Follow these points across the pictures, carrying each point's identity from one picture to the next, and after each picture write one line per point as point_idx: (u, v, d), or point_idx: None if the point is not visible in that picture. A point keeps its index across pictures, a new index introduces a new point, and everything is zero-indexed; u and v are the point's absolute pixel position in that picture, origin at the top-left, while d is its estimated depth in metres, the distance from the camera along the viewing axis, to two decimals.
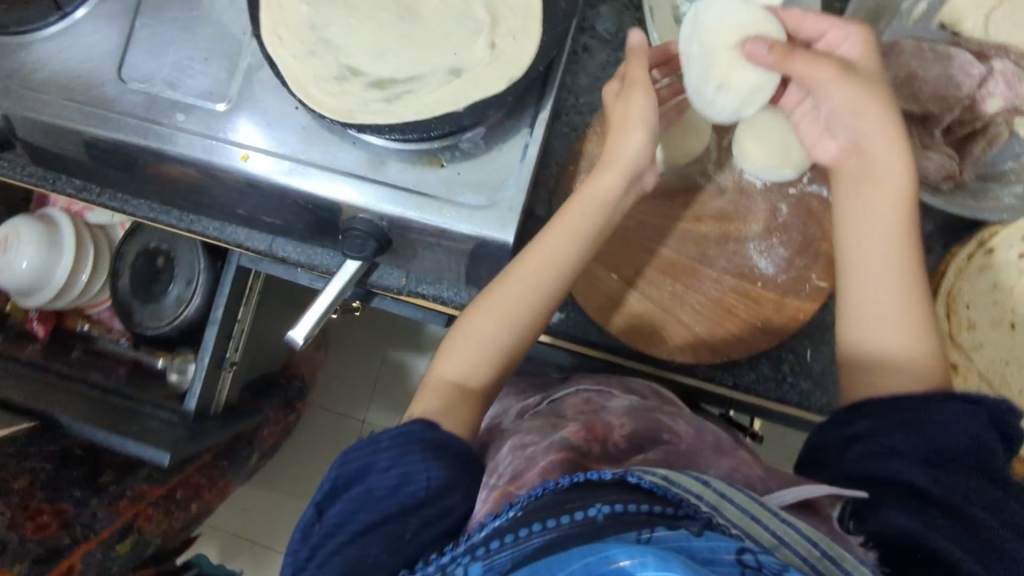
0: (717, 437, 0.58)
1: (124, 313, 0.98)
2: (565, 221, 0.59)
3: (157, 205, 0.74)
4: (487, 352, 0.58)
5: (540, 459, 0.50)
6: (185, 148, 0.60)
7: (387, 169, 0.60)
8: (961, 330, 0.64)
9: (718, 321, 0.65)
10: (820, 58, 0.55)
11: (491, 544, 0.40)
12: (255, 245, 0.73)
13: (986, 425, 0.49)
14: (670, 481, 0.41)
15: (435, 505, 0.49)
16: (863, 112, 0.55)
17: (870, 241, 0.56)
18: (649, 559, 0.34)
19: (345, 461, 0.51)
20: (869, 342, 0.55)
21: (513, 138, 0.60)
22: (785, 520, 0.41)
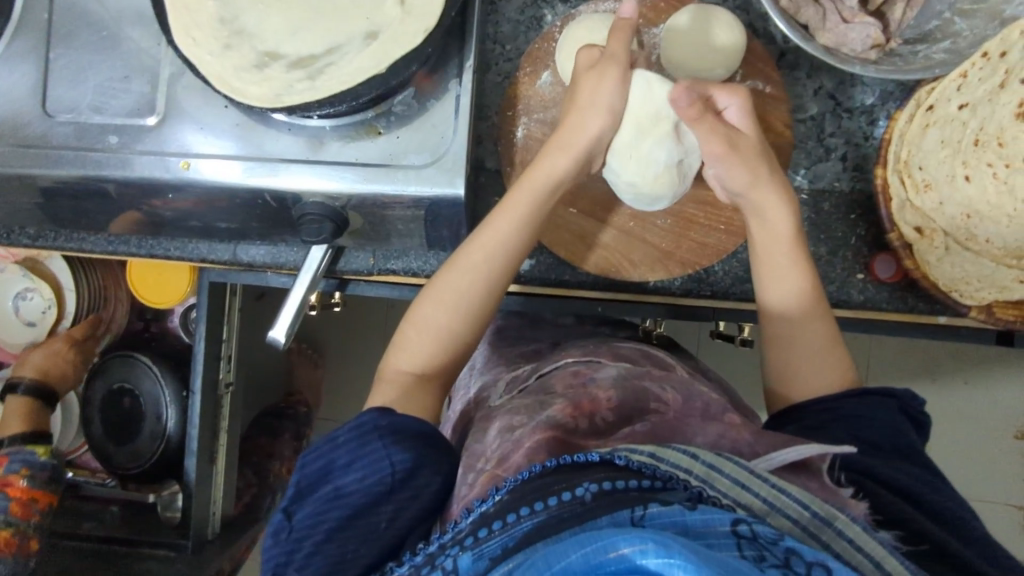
0: (706, 403, 0.55)
1: (102, 456, 0.98)
2: (511, 201, 0.60)
3: (113, 237, 0.75)
4: (441, 346, 0.60)
5: (525, 441, 0.49)
6: (124, 168, 0.60)
7: (328, 147, 0.61)
8: (919, 194, 0.63)
9: (680, 233, 0.66)
10: (717, 130, 0.60)
11: (479, 532, 0.40)
12: (219, 255, 0.75)
13: (897, 412, 0.54)
14: (657, 458, 0.41)
15: (406, 487, 0.49)
16: (758, 175, 0.59)
17: (775, 271, 0.60)
18: (649, 545, 0.31)
19: (305, 464, 0.51)
20: (789, 361, 0.59)
21: (443, 94, 0.60)
22: (774, 484, 0.40)
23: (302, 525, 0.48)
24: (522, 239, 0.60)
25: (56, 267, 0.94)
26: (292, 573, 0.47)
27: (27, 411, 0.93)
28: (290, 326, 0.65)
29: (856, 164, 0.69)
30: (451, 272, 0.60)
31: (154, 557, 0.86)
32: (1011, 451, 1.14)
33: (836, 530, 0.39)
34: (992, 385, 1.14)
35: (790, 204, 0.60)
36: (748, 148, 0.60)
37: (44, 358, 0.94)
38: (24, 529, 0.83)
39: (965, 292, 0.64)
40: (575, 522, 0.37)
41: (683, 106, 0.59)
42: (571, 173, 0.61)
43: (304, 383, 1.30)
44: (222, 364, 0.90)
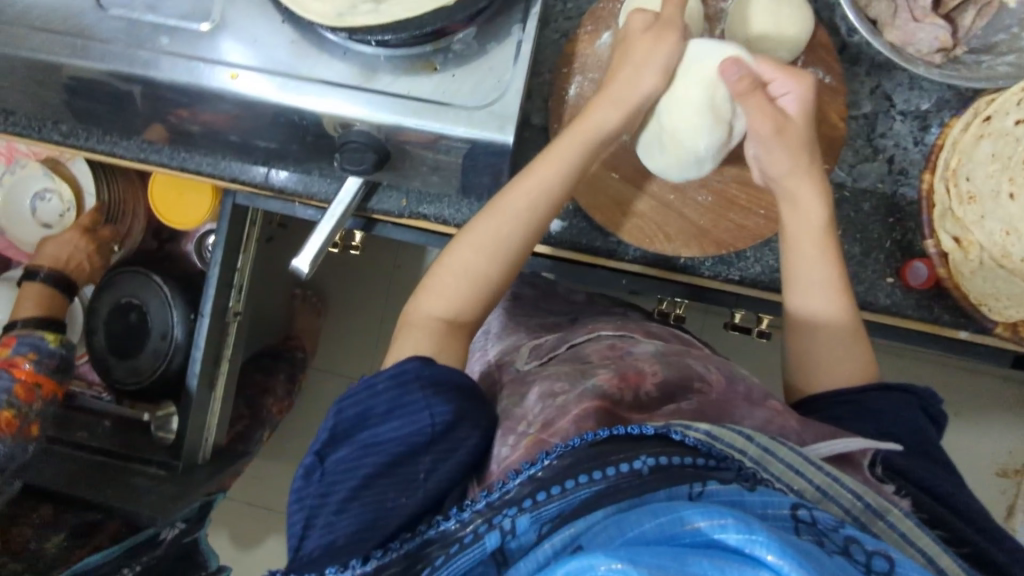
0: (750, 387, 0.53)
1: (102, 369, 0.98)
2: (549, 159, 0.59)
3: (146, 144, 0.75)
4: (474, 296, 0.59)
5: (573, 408, 0.47)
6: (171, 71, 0.59)
7: (379, 77, 0.59)
8: (962, 205, 0.62)
9: (721, 212, 0.66)
10: (768, 109, 0.58)
11: (538, 495, 0.39)
12: (251, 177, 0.74)
13: (917, 410, 0.55)
14: (713, 438, 0.41)
15: (445, 441, 0.48)
16: (797, 164, 0.58)
17: (805, 261, 0.59)
18: (729, 521, 0.31)
19: (340, 409, 0.49)
20: (812, 350, 0.59)
21: (505, 38, 0.59)
22: (829, 473, 0.40)
23: (337, 467, 0.47)
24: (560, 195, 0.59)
25: (79, 169, 0.94)
26: (329, 516, 0.45)
27: (47, 297, 0.93)
28: (314, 257, 0.64)
29: (899, 168, 0.68)
30: (485, 222, 0.59)
31: (145, 474, 0.86)
32: (991, 487, 1.15)
33: (888, 522, 0.39)
34: (979, 420, 1.15)
35: (824, 195, 0.59)
36: (793, 131, 0.58)
37: (60, 248, 0.93)
38: (25, 412, 0.84)
39: (993, 308, 0.64)
40: (634, 492, 0.37)
41: (733, 80, 0.57)
42: (617, 138, 0.60)
43: (303, 328, 1.27)
44: (232, 293, 0.89)
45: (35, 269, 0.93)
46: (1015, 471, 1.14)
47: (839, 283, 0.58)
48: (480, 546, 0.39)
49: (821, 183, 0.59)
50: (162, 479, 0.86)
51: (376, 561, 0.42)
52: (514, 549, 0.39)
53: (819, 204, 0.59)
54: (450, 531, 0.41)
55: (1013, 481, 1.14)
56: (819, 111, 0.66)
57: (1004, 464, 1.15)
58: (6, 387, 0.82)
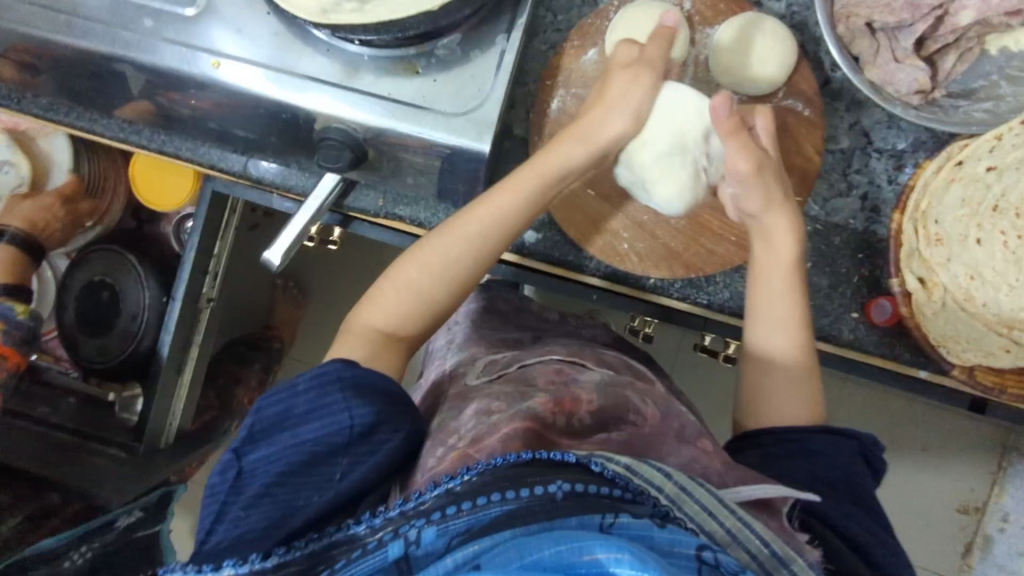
0: (683, 426, 0.51)
1: (70, 345, 0.97)
2: (520, 179, 0.59)
3: (126, 124, 0.74)
4: (428, 302, 0.59)
5: (501, 428, 0.46)
6: (153, 56, 0.59)
7: (362, 77, 0.59)
8: (929, 246, 0.65)
9: (691, 237, 0.66)
10: (748, 150, 0.59)
11: (447, 509, 0.37)
12: (229, 165, 0.74)
13: (853, 455, 0.55)
14: (632, 471, 0.40)
15: (364, 442, 0.47)
16: (772, 207, 0.59)
17: (772, 300, 0.59)
18: (626, 556, 0.31)
19: (261, 408, 0.48)
20: (764, 387, 0.60)
21: (489, 46, 0.60)
22: (741, 516, 0.40)
23: (255, 465, 0.47)
24: (528, 215, 0.59)
25: (57, 149, 0.92)
26: (237, 511, 0.44)
27: (12, 263, 0.91)
28: (286, 251, 0.64)
29: (872, 206, 0.69)
30: (453, 236, 0.58)
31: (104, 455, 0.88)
32: (950, 522, 1.15)
33: (791, 571, 0.39)
34: (942, 455, 1.16)
35: (798, 234, 0.60)
36: (770, 172, 0.60)
37: (37, 211, 0.89)
38: None
39: (953, 351, 0.65)
40: (543, 516, 0.36)
41: (722, 117, 0.59)
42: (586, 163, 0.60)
43: (283, 319, 1.28)
44: (207, 279, 0.88)
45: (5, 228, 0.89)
46: (976, 508, 1.15)
47: (801, 326, 0.59)
48: (382, 554, 0.37)
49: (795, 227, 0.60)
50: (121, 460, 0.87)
51: (277, 558, 0.40)
52: (417, 560, 0.37)
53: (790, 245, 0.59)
54: (359, 535, 0.39)
55: (974, 518, 1.15)
56: (796, 142, 0.66)
57: (966, 501, 1.15)
58: None
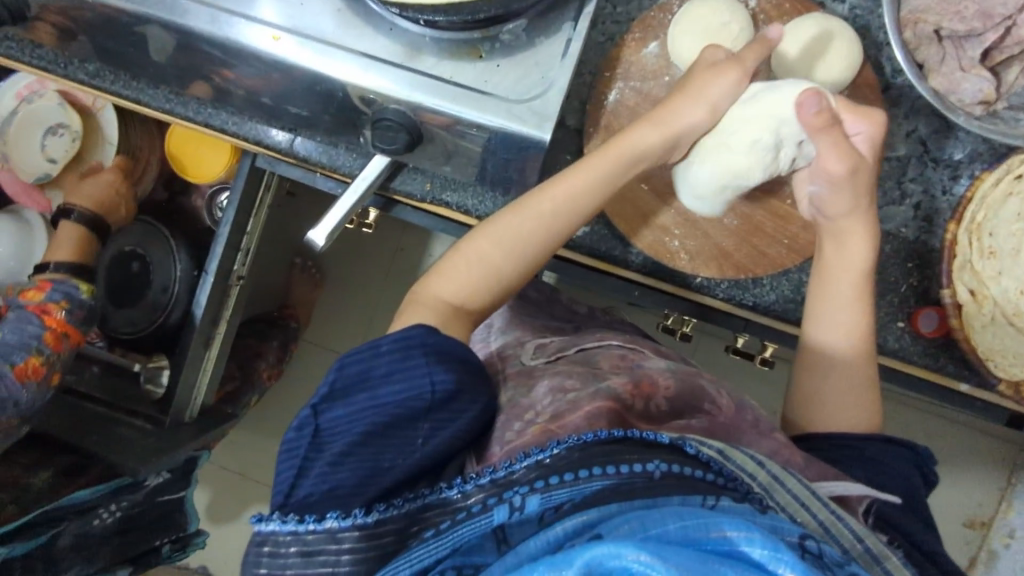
0: (757, 417, 0.48)
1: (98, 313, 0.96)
2: (592, 164, 0.58)
3: (173, 96, 0.73)
4: (490, 281, 0.57)
5: (584, 404, 0.44)
6: (211, 24, 0.57)
7: (423, 58, 0.58)
8: (982, 257, 0.65)
9: (746, 237, 0.65)
10: (844, 150, 0.57)
11: (550, 478, 0.36)
12: (275, 141, 0.73)
13: (911, 466, 0.55)
14: (725, 456, 0.38)
15: (445, 409, 0.45)
16: (854, 210, 0.59)
17: (839, 299, 0.59)
18: (756, 535, 0.29)
19: (344, 364, 0.44)
20: (827, 390, 0.59)
21: (555, 33, 0.59)
22: (835, 511, 0.37)
23: (334, 424, 0.43)
24: (591, 202, 0.58)
25: (109, 119, 0.91)
26: (322, 467, 0.40)
27: (80, 240, 0.88)
28: (330, 234, 0.64)
29: (926, 216, 0.68)
30: (519, 217, 0.57)
31: (132, 428, 0.86)
32: (957, 536, 1.16)
33: (885, 568, 0.36)
34: (953, 469, 1.16)
35: (872, 239, 0.60)
36: (866, 173, 0.58)
37: (100, 187, 0.90)
38: (53, 361, 0.81)
39: (999, 364, 0.66)
40: (642, 493, 0.34)
41: (811, 113, 0.57)
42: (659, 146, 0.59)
43: (299, 299, 1.26)
44: (238, 257, 0.88)
45: (72, 207, 0.88)
46: (982, 523, 1.15)
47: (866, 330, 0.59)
48: (487, 519, 0.36)
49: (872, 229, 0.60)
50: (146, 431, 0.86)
51: (377, 513, 0.37)
52: (512, 532, 0.35)
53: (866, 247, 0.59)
54: (450, 500, 0.37)
55: (980, 533, 1.15)
56: None
57: (973, 515, 1.15)
58: (35, 333, 0.79)
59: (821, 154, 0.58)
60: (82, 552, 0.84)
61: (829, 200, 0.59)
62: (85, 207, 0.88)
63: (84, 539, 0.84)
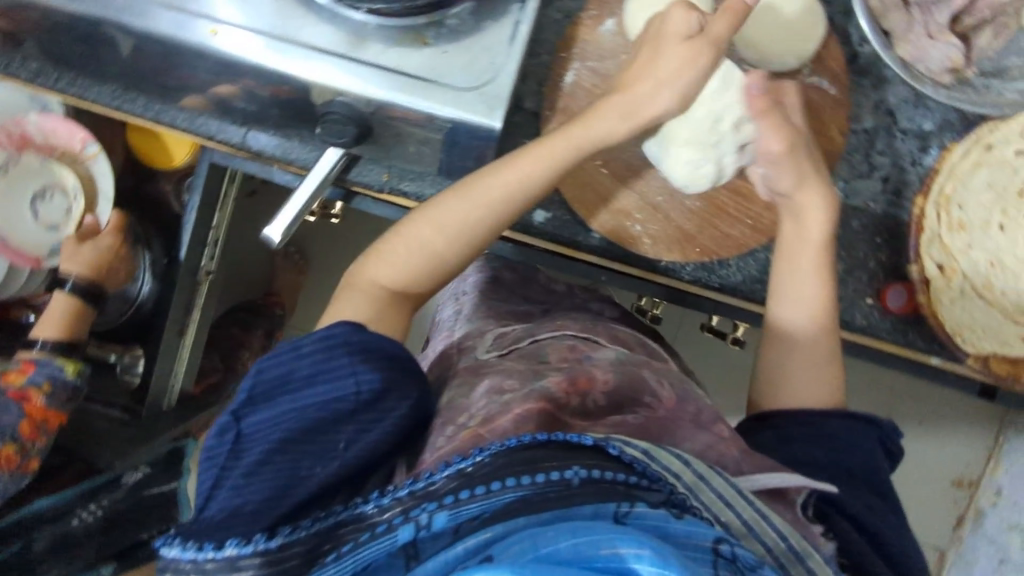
0: (700, 409, 0.49)
1: None
2: (542, 146, 0.57)
3: (120, 92, 0.71)
4: (431, 263, 0.57)
5: (515, 407, 0.45)
6: (146, 19, 0.55)
7: (367, 46, 0.56)
8: (950, 231, 0.65)
9: (706, 219, 0.65)
10: (783, 128, 0.59)
11: (460, 493, 0.36)
12: (228, 138, 0.71)
13: (874, 441, 0.55)
14: (650, 456, 0.39)
15: (371, 410, 0.45)
16: (803, 187, 0.59)
17: (796, 272, 0.59)
18: (645, 551, 0.28)
19: (261, 369, 0.44)
20: (787, 368, 0.59)
21: (503, 15, 0.57)
22: (758, 509, 0.39)
23: (255, 430, 0.42)
24: (545, 184, 0.57)
25: (100, 168, 0.86)
26: (237, 479, 0.40)
27: (73, 315, 0.87)
28: (287, 228, 0.62)
29: (895, 188, 0.66)
30: (465, 199, 0.56)
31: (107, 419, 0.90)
32: (945, 495, 1.17)
33: (807, 566, 0.38)
34: (941, 431, 1.17)
35: (831, 212, 0.59)
36: (804, 149, 0.59)
37: (100, 255, 0.87)
38: (27, 448, 0.81)
39: (969, 338, 0.65)
40: (556, 503, 0.35)
41: (755, 93, 0.59)
42: (621, 138, 0.58)
43: (284, 285, 1.25)
44: (205, 251, 0.86)
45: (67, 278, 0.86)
46: (970, 483, 1.16)
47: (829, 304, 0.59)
48: (392, 538, 0.36)
49: (829, 202, 0.59)
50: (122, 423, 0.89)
51: (282, 538, 0.37)
52: (425, 545, 0.35)
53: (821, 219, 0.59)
54: (366, 515, 0.37)
55: (967, 492, 1.17)
56: (820, 122, 0.64)
57: (960, 475, 1.17)
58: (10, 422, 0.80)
59: (763, 133, 0.59)
60: (63, 555, 0.84)
61: (774, 176, 0.59)
62: (80, 272, 0.86)
63: (68, 539, 0.85)
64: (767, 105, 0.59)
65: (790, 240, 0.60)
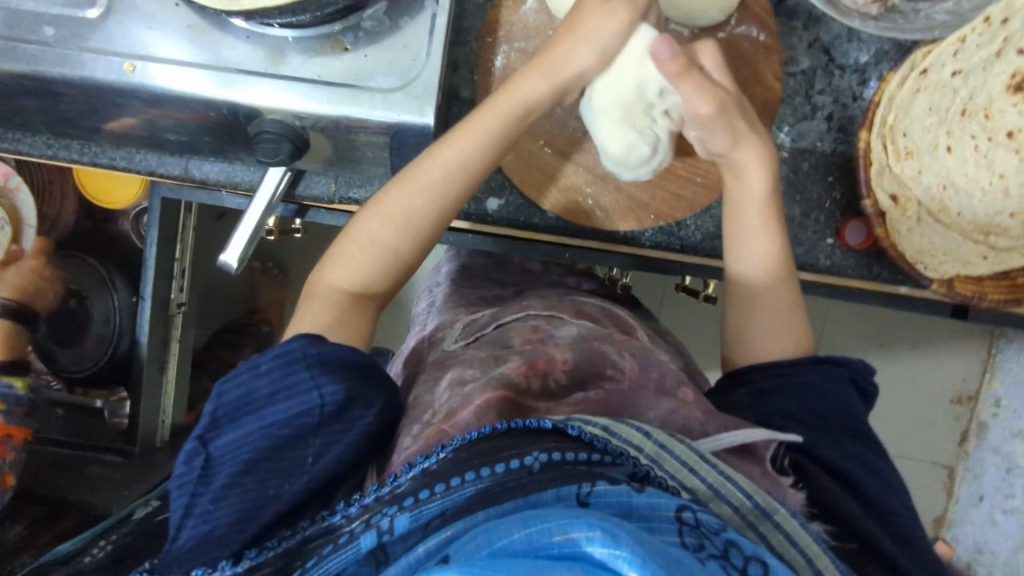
0: (662, 375, 0.51)
1: (47, 357, 0.97)
2: (473, 126, 0.56)
3: (53, 141, 0.70)
4: (388, 260, 0.55)
5: (475, 399, 0.46)
6: (61, 65, 0.54)
7: (288, 60, 0.56)
8: (899, 160, 0.65)
9: (655, 184, 0.66)
10: (705, 89, 0.56)
11: (420, 493, 0.36)
12: (169, 170, 0.70)
13: (846, 383, 0.55)
14: (610, 433, 0.39)
15: (336, 420, 0.45)
16: (740, 142, 0.57)
17: (750, 227, 0.59)
18: (596, 533, 0.29)
19: (221, 392, 0.45)
20: (756, 324, 0.59)
21: (418, 11, 0.56)
22: (721, 471, 0.39)
23: (222, 452, 0.43)
24: (483, 162, 0.56)
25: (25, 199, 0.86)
26: (206, 504, 0.42)
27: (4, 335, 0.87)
28: (242, 252, 0.62)
29: (841, 126, 0.67)
30: (406, 190, 0.55)
31: (101, 461, 0.89)
32: (945, 414, 1.18)
33: (775, 522, 0.38)
34: (935, 352, 1.17)
35: (770, 166, 0.59)
36: (732, 106, 0.57)
37: (26, 277, 0.87)
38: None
39: (930, 265, 0.66)
40: (519, 491, 0.35)
41: (665, 59, 0.55)
42: (546, 98, 0.58)
43: (268, 301, 1.25)
44: (174, 284, 0.86)
45: None
46: (969, 398, 1.17)
47: (782, 253, 0.59)
48: (354, 547, 0.36)
49: (765, 154, 0.58)
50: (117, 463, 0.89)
51: (248, 561, 0.38)
52: (393, 548, 0.36)
53: (760, 174, 0.58)
54: (334, 526, 0.37)
55: (967, 408, 1.17)
56: (755, 71, 0.64)
57: (959, 391, 1.17)
58: None
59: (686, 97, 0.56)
60: None
61: (712, 135, 0.57)
62: (5, 296, 0.85)
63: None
64: (681, 67, 0.55)
65: (735, 199, 0.59)
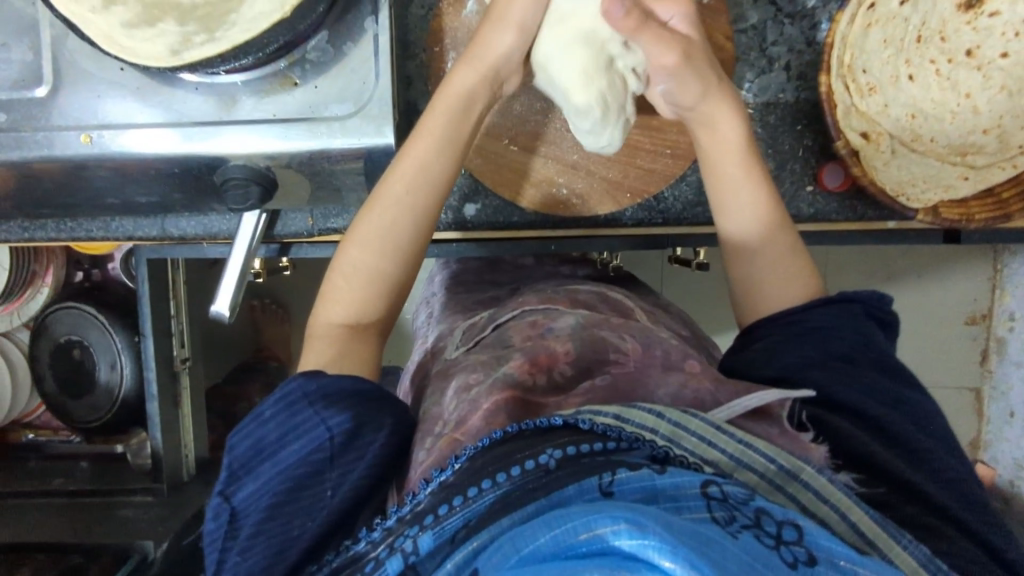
0: (665, 351, 0.51)
1: (61, 413, 0.97)
2: (423, 137, 0.56)
3: (28, 223, 0.71)
4: (377, 285, 0.54)
5: (483, 402, 0.45)
6: (19, 147, 0.55)
7: (239, 106, 0.56)
8: (864, 96, 0.65)
9: (626, 163, 0.66)
10: (666, 38, 0.56)
11: (439, 509, 0.37)
12: (146, 232, 0.71)
13: (862, 318, 0.55)
14: (622, 420, 0.39)
15: (348, 452, 0.45)
16: (710, 93, 0.58)
17: (726, 173, 0.59)
18: (622, 525, 0.27)
19: (234, 446, 0.47)
20: (762, 273, 0.58)
21: (359, 35, 0.56)
22: (741, 439, 0.38)
23: (244, 505, 0.44)
24: (443, 171, 0.56)
25: None
26: (232, 556, 0.42)
27: None
28: (233, 297, 0.61)
29: (799, 73, 0.67)
30: (376, 213, 0.55)
31: (131, 503, 0.90)
32: (962, 337, 1.17)
33: (801, 482, 0.37)
34: (942, 278, 1.16)
35: (739, 113, 0.59)
36: (697, 54, 0.57)
37: None
38: None
39: (913, 195, 0.65)
40: (541, 492, 0.35)
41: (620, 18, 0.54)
42: (480, 91, 0.58)
43: (270, 339, 1.26)
44: (173, 341, 0.87)
45: None
46: (982, 316, 1.17)
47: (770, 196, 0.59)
48: (383, 573, 0.36)
49: (733, 106, 0.59)
50: (149, 503, 0.90)
51: None
52: (423, 566, 0.36)
53: (733, 127, 0.58)
54: (361, 554, 0.38)
55: (983, 327, 1.17)
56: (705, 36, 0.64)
57: (972, 312, 1.17)
58: None
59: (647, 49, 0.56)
60: None
61: (679, 88, 0.57)
62: None
63: None
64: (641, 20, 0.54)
65: (710, 153, 0.59)
